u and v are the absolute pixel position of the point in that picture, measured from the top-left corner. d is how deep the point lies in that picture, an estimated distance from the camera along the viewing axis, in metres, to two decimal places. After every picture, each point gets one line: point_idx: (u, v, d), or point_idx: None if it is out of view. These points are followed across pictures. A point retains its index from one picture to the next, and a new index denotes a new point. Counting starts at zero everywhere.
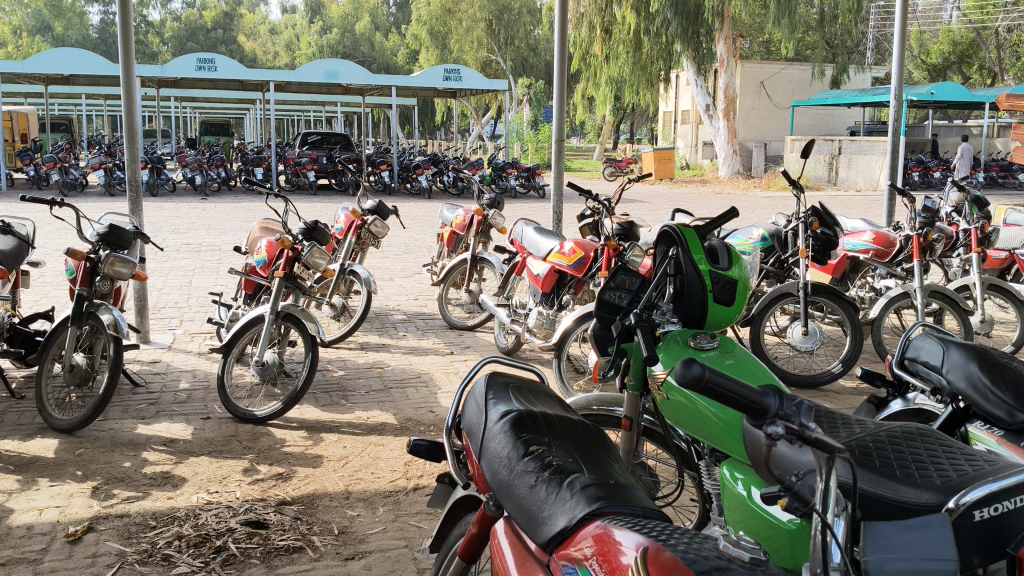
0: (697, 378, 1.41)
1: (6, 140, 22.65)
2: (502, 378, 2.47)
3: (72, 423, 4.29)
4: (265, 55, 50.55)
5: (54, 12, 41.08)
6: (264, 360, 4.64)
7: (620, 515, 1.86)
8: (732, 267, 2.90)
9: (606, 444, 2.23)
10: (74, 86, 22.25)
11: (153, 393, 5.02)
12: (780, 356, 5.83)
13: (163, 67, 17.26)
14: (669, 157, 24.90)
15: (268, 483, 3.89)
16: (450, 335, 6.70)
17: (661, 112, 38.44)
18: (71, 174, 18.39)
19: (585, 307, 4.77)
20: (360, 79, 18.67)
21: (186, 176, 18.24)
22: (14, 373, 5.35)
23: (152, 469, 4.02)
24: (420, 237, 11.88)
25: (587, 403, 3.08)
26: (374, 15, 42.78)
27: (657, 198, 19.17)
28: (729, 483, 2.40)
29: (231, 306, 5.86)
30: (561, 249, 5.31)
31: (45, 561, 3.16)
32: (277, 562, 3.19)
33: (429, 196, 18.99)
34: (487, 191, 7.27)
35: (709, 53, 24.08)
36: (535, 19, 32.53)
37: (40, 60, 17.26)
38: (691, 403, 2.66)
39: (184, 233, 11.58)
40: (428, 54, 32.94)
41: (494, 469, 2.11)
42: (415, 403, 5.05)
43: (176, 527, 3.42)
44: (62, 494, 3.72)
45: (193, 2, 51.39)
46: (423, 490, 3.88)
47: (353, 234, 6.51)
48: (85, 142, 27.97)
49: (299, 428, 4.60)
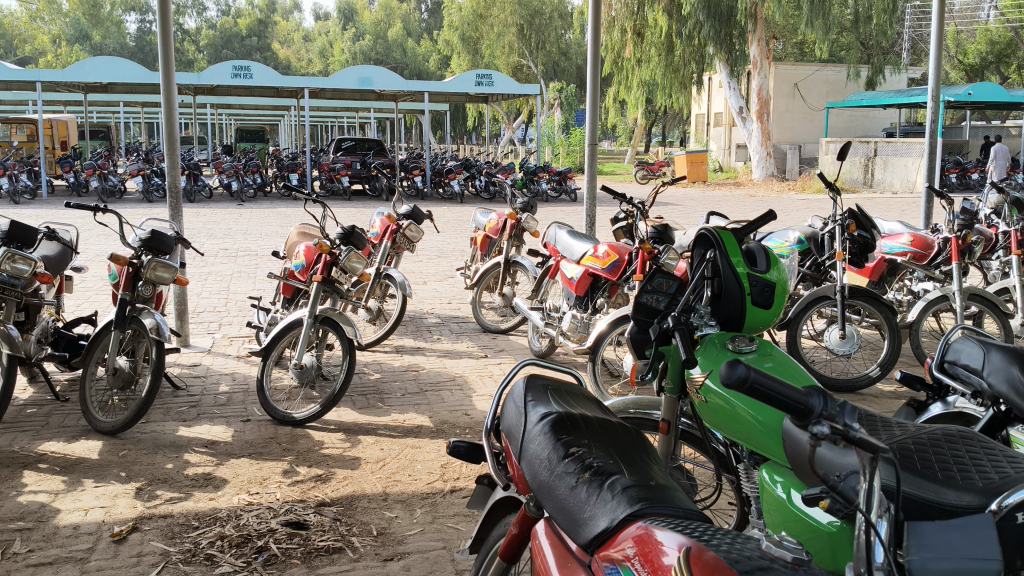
0: (742, 379, 1.41)
1: (47, 149, 23.07)
2: (541, 380, 2.48)
3: (114, 425, 4.38)
4: (300, 62, 51.19)
5: (92, 20, 41.62)
6: (302, 363, 4.72)
7: (662, 515, 1.87)
8: (771, 270, 2.90)
9: (644, 446, 2.23)
10: (114, 94, 22.63)
11: (194, 396, 5.10)
12: (817, 360, 5.78)
13: (200, 75, 17.45)
14: (702, 160, 24.77)
15: (307, 485, 3.95)
16: (484, 338, 6.73)
17: (692, 114, 38.30)
18: (109, 181, 18.70)
19: (620, 311, 4.77)
20: (393, 85, 18.75)
21: (223, 182, 18.52)
22: (58, 376, 5.46)
23: (194, 470, 4.09)
24: (453, 242, 11.94)
25: (624, 407, 3.07)
26: (405, 22, 43.15)
27: (691, 201, 19.01)
28: (768, 486, 2.39)
29: (269, 309, 5.90)
30: (595, 252, 5.32)
31: (91, 560, 3.23)
32: (317, 562, 3.23)
33: (461, 201, 19.11)
34: (520, 195, 7.30)
35: (742, 55, 23.95)
36: (567, 22, 32.51)
37: (79, 68, 17.54)
38: (729, 406, 2.67)
39: (222, 239, 11.74)
40: (460, 59, 32.99)
41: (534, 470, 2.13)
42: (450, 406, 5.08)
43: (219, 528, 3.48)
44: (107, 495, 3.80)
45: (227, 10, 51.87)
46: (460, 492, 3.90)
47: (389, 239, 6.56)
48: (124, 149, 28.42)
49: (337, 431, 4.66)
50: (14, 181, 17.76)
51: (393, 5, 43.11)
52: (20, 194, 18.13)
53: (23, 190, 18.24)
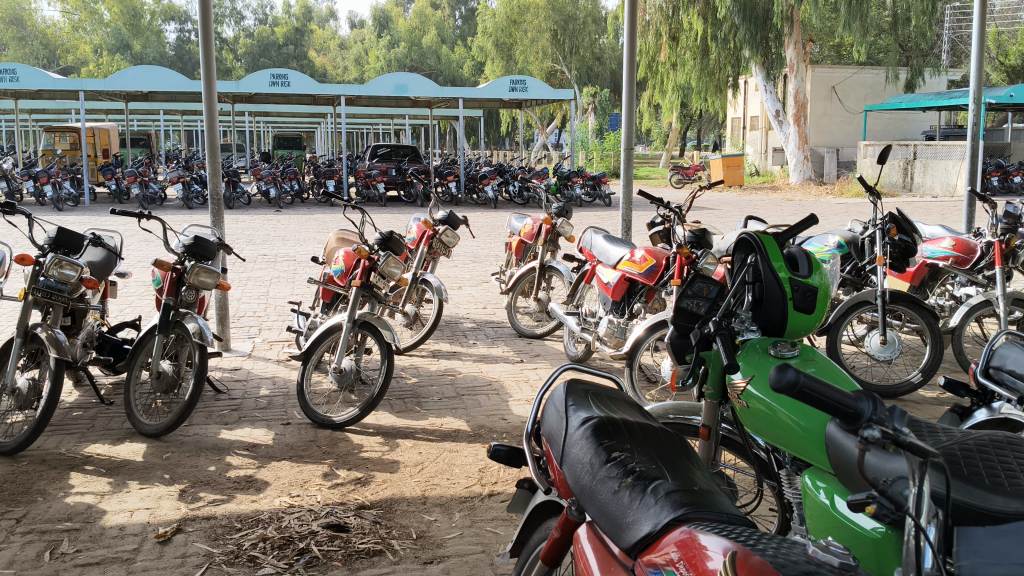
0: (792, 384, 1.41)
1: (90, 157, 23.49)
2: (581, 385, 2.48)
3: (158, 428, 4.44)
4: (336, 70, 51.65)
5: (132, 30, 42.25)
6: (341, 367, 4.77)
7: (706, 521, 1.87)
8: (813, 274, 2.91)
9: (686, 452, 2.23)
10: (154, 102, 22.96)
11: (235, 399, 5.18)
12: (858, 365, 5.72)
13: (239, 83, 17.68)
14: (738, 163, 24.59)
15: (347, 487, 3.99)
16: (519, 343, 6.73)
17: (727, 118, 38.08)
18: (150, 188, 19.00)
19: (658, 316, 4.76)
20: (428, 91, 18.84)
21: (261, 189, 18.78)
22: (102, 380, 5.55)
23: (236, 473, 4.14)
24: (487, 247, 11.97)
25: (663, 412, 3.06)
26: (440, 29, 43.36)
27: (727, 206, 18.93)
28: (811, 491, 2.37)
29: (309, 314, 5.96)
30: (632, 257, 5.30)
31: (137, 561, 3.29)
32: (358, 564, 3.26)
33: (496, 207, 19.17)
34: (556, 200, 7.30)
35: (778, 58, 23.74)
36: (600, 27, 32.45)
37: (121, 77, 17.84)
38: (771, 411, 2.65)
39: (261, 245, 11.86)
40: (494, 65, 33.15)
41: (576, 475, 2.13)
42: (487, 410, 5.10)
43: (261, 530, 3.53)
44: (151, 497, 3.86)
45: (264, 19, 52.45)
46: (499, 496, 3.91)
47: (425, 244, 6.60)
48: (163, 156, 28.83)
49: (376, 434, 4.69)
50: (58, 189, 18.13)
51: (427, 12, 43.28)
52: (63, 201, 18.49)
53: (67, 197, 18.58)
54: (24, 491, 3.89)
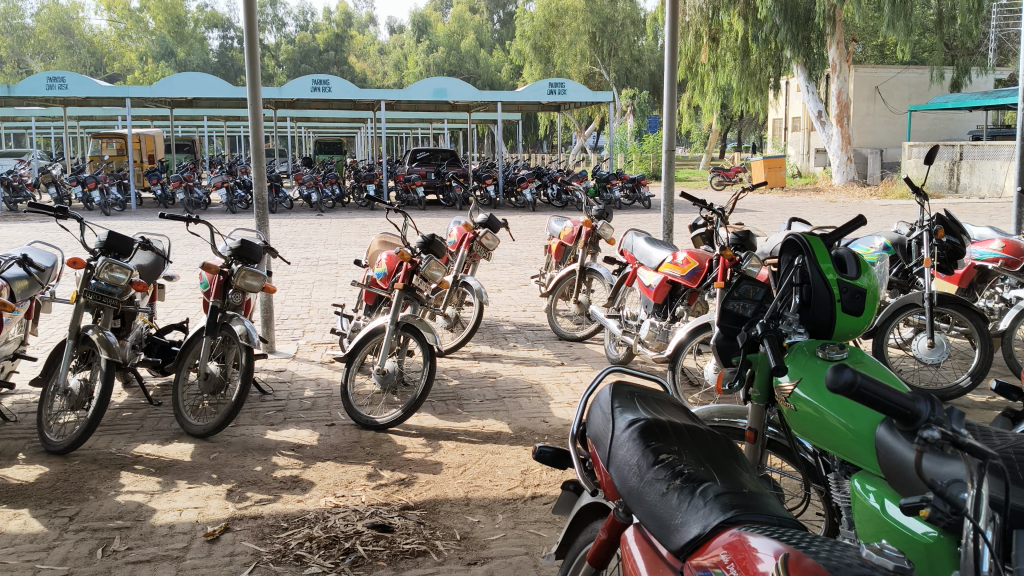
0: (849, 385, 1.40)
1: (136, 162, 23.96)
2: (627, 387, 2.46)
3: (205, 429, 4.51)
4: (376, 75, 52.14)
5: (176, 38, 42.99)
6: (384, 369, 4.82)
7: (756, 523, 1.86)
8: (861, 276, 2.88)
9: (733, 454, 2.22)
10: (198, 109, 23.32)
11: (280, 400, 5.25)
12: (905, 369, 5.64)
13: (281, 89, 17.91)
14: (780, 165, 24.37)
15: (392, 488, 4.02)
16: (560, 346, 6.72)
17: (769, 119, 37.72)
18: (195, 194, 19.32)
19: (701, 319, 4.73)
20: (467, 96, 18.92)
21: (303, 194, 19.04)
22: (151, 382, 5.65)
23: (282, 473, 4.20)
24: (526, 250, 11.99)
25: (709, 415, 3.04)
26: (479, 33, 43.49)
27: (769, 208, 18.78)
28: (860, 495, 2.34)
29: (352, 317, 6.02)
30: (674, 259, 5.27)
31: (186, 559, 3.35)
32: (403, 564, 3.29)
33: (534, 210, 19.19)
34: (596, 202, 7.29)
35: (821, 59, 23.41)
36: (639, 29, 32.35)
37: (167, 85, 18.15)
38: (818, 414, 2.62)
39: (304, 249, 11.98)
40: (532, 69, 33.24)
41: (623, 477, 2.13)
42: (528, 413, 5.11)
43: (307, 529, 3.57)
44: (200, 496, 3.93)
45: (305, 25, 53.09)
46: (541, 499, 3.92)
47: (466, 247, 6.64)
48: (207, 162, 29.24)
49: (418, 436, 4.72)
50: (106, 194, 18.53)
51: (466, 17, 43.43)
52: (110, 206, 18.88)
53: (113, 203, 18.96)
54: (76, 490, 3.98)
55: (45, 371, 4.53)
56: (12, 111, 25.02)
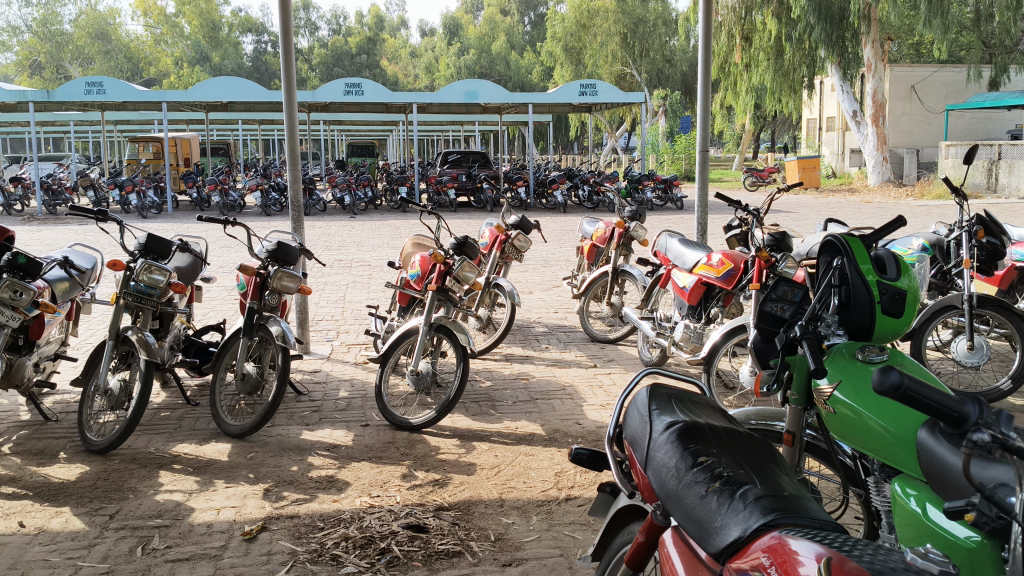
0: (896, 388, 1.39)
1: (171, 166, 24.29)
2: (665, 389, 2.45)
3: (242, 429, 4.56)
4: (407, 78, 52.39)
5: (211, 42, 43.55)
6: (418, 370, 4.84)
7: (797, 526, 1.84)
8: (901, 277, 2.86)
9: (773, 457, 2.20)
10: (233, 113, 23.57)
11: (315, 401, 5.29)
12: (944, 372, 5.56)
13: (314, 94, 18.06)
14: (814, 165, 24.17)
15: (426, 489, 4.04)
16: (592, 348, 6.71)
17: (803, 119, 37.37)
18: (230, 197, 19.49)
19: (736, 322, 4.70)
20: (499, 97, 18.95)
21: (336, 196, 19.17)
22: (189, 382, 5.72)
23: (318, 473, 4.23)
24: (558, 252, 11.99)
25: (746, 417, 3.02)
26: (510, 35, 43.54)
27: (804, 209, 18.58)
28: (901, 499, 2.32)
29: (386, 318, 6.06)
30: (709, 261, 5.24)
31: (224, 557, 3.38)
32: (438, 565, 3.30)
33: (565, 211, 19.15)
34: (628, 203, 7.26)
35: (856, 58, 23.12)
36: (671, 29, 32.21)
37: (202, 89, 18.38)
38: (858, 417, 2.59)
39: (337, 251, 12.08)
40: (563, 70, 33.20)
41: (661, 479, 2.12)
42: (562, 415, 5.11)
43: (343, 529, 3.60)
44: (237, 495, 3.97)
45: (338, 29, 53.47)
46: (575, 500, 3.91)
47: (498, 248, 6.65)
48: (242, 164, 29.55)
49: (452, 437, 4.74)
50: (143, 197, 18.76)
51: (497, 19, 43.50)
52: (147, 209, 19.17)
53: (150, 205, 19.23)
54: (116, 488, 4.04)
55: (86, 372, 4.60)
56: (52, 116, 25.45)
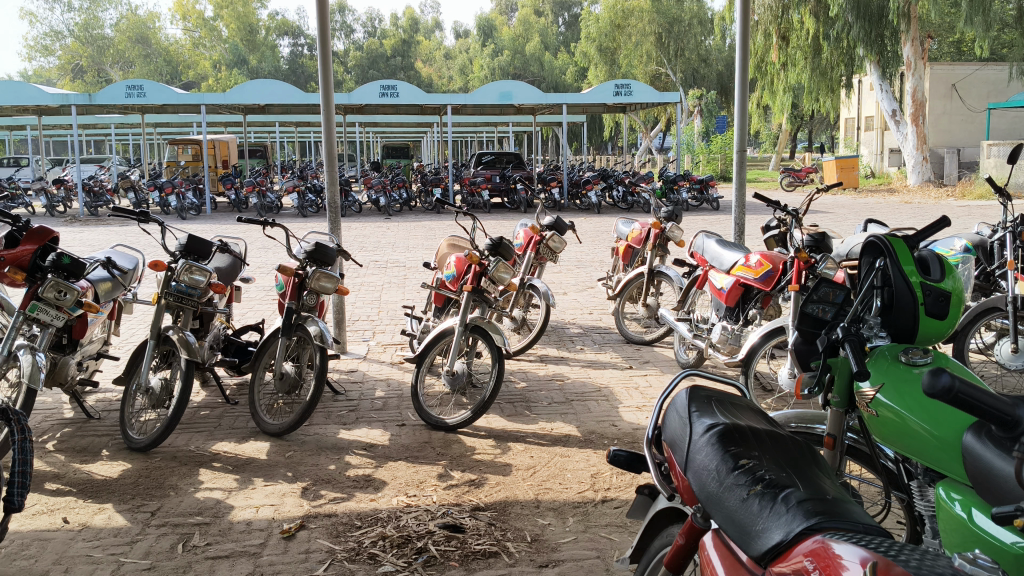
0: (948, 390, 1.40)
1: (210, 168, 24.62)
2: (704, 391, 2.43)
3: (280, 428, 4.60)
4: (441, 79, 52.62)
5: (248, 45, 44.12)
6: (454, 370, 4.86)
7: (841, 530, 1.82)
8: (945, 279, 2.82)
9: (815, 460, 2.17)
10: (270, 115, 23.82)
11: (352, 400, 5.33)
12: (987, 375, 5.47)
13: (350, 95, 18.19)
14: (853, 165, 23.90)
15: (462, 489, 4.05)
16: (628, 349, 6.68)
17: (842, 118, 36.95)
18: (267, 198, 19.68)
19: (774, 323, 4.66)
20: (533, 98, 18.93)
21: (372, 198, 19.30)
22: (228, 381, 5.79)
23: (355, 472, 4.26)
24: (592, 253, 11.96)
25: (786, 420, 3.00)
26: (544, 35, 43.51)
27: (844, 209, 18.36)
28: (945, 504, 2.28)
29: (422, 318, 6.08)
30: (747, 262, 5.19)
31: (263, 555, 3.42)
32: (475, 564, 3.31)
33: (600, 212, 19.10)
34: (664, 204, 7.22)
35: (895, 56, 22.77)
36: (706, 28, 32.04)
37: (241, 92, 18.58)
38: (901, 420, 2.55)
39: (374, 252, 12.15)
40: (597, 71, 33.06)
41: (702, 482, 2.10)
42: (597, 416, 5.10)
43: (380, 528, 3.62)
44: (276, 494, 4.01)
45: (373, 32, 53.84)
46: (612, 502, 3.90)
47: (533, 249, 6.65)
48: (279, 166, 29.84)
49: (487, 437, 4.76)
50: (182, 199, 19.01)
51: (531, 19, 43.53)
52: (187, 211, 19.44)
53: (190, 207, 19.50)
54: (158, 486, 4.10)
55: (128, 370, 4.67)
56: (93, 118, 25.90)
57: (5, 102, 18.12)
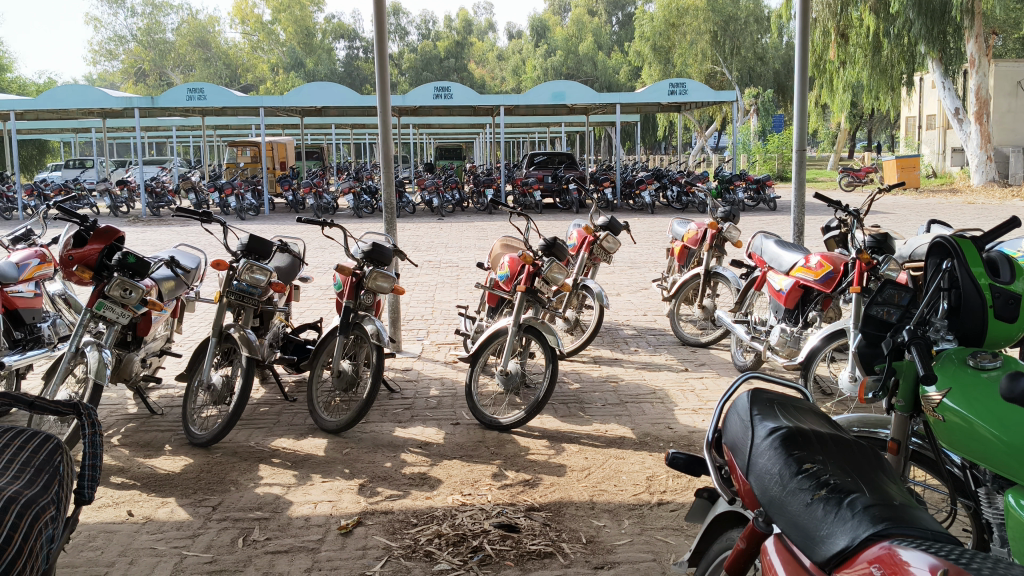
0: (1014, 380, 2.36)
1: (267, 169, 25.00)
2: (765, 394, 2.41)
3: (337, 425, 4.66)
4: (494, 80, 52.88)
5: (305, 49, 44.87)
6: (508, 370, 4.87)
7: (908, 536, 1.79)
8: (1015, 281, 2.75)
9: (880, 463, 2.14)
10: (327, 118, 24.14)
11: (408, 398, 5.38)
12: None
13: (404, 97, 18.32)
14: (914, 165, 23.37)
15: (517, 489, 4.06)
16: (683, 351, 6.63)
17: (903, 117, 36.15)
18: (323, 199, 19.93)
19: (835, 326, 4.59)
20: (586, 98, 18.83)
21: (425, 199, 19.46)
22: (286, 378, 5.89)
23: (410, 469, 4.30)
24: (646, 254, 11.89)
25: (849, 424, 2.95)
26: (597, 35, 43.39)
27: (905, 210, 17.93)
28: (1014, 510, 2.25)
29: (475, 318, 6.10)
30: (807, 263, 5.12)
31: (321, 550, 3.47)
32: (530, 565, 3.32)
33: (653, 212, 18.99)
34: (720, 204, 7.14)
35: (958, 53, 22.21)
36: (763, 26, 31.63)
37: (298, 95, 18.84)
38: (967, 424, 2.48)
39: (428, 252, 12.22)
40: (651, 70, 32.94)
41: (764, 485, 2.08)
42: (653, 419, 5.06)
43: (436, 526, 3.64)
44: (333, 490, 4.06)
45: (427, 33, 54.28)
46: (668, 505, 3.87)
47: (586, 250, 6.63)
48: (335, 168, 30.20)
49: (541, 437, 4.76)
50: (241, 200, 19.38)
51: (584, 19, 43.46)
52: (246, 211, 19.77)
53: (249, 208, 19.82)
54: (218, 481, 4.18)
55: (190, 367, 4.77)
56: (155, 121, 26.51)
57: (71, 105, 18.62)
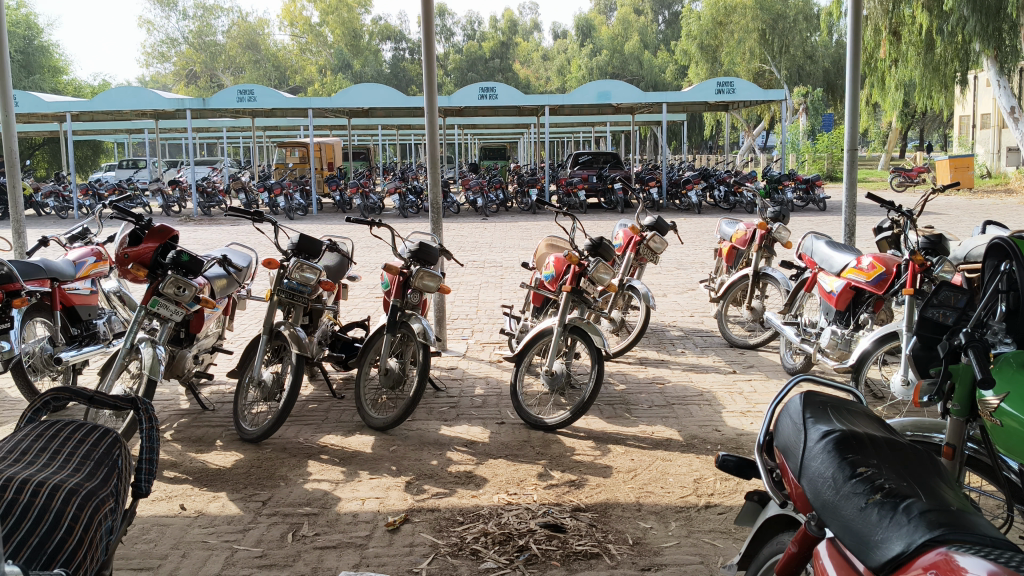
0: None
1: (315, 169, 25.31)
2: (819, 396, 2.38)
3: (384, 423, 4.70)
4: (539, 80, 52.87)
5: (353, 50, 45.34)
6: (553, 370, 4.87)
7: (966, 542, 1.75)
8: None
9: (937, 468, 2.10)
10: (373, 119, 24.38)
11: (453, 397, 5.41)
12: None
13: (450, 98, 18.40)
14: (967, 165, 22.89)
15: (563, 489, 4.06)
16: (731, 353, 6.56)
17: (957, 116, 35.38)
18: (370, 199, 20.12)
19: (887, 329, 4.51)
20: (632, 98, 18.74)
21: (470, 199, 19.53)
22: (334, 375, 5.96)
23: (456, 468, 4.32)
24: (692, 254, 11.81)
25: (903, 427, 2.90)
26: (643, 34, 43.19)
27: (958, 211, 17.57)
28: None
29: (520, 318, 6.11)
30: (859, 265, 5.04)
31: (369, 547, 3.50)
32: (576, 565, 3.32)
33: (699, 212, 18.87)
34: (770, 204, 7.05)
35: (1014, 51, 21.73)
36: (812, 25, 31.20)
37: (346, 95, 19.04)
38: None
39: (474, 252, 12.25)
40: (699, 69, 32.89)
41: (817, 489, 2.05)
42: (699, 421, 5.03)
43: (482, 525, 3.66)
44: (381, 487, 4.11)
45: (474, 34, 54.49)
46: (715, 508, 3.84)
47: (633, 250, 6.60)
48: (382, 168, 30.47)
49: (587, 438, 4.76)
50: (290, 199, 19.69)
51: (630, 18, 43.28)
52: (294, 211, 20.04)
53: (297, 207, 20.06)
54: (268, 476, 4.25)
55: (241, 363, 4.85)
56: (206, 122, 26.98)
57: (125, 106, 18.99)
